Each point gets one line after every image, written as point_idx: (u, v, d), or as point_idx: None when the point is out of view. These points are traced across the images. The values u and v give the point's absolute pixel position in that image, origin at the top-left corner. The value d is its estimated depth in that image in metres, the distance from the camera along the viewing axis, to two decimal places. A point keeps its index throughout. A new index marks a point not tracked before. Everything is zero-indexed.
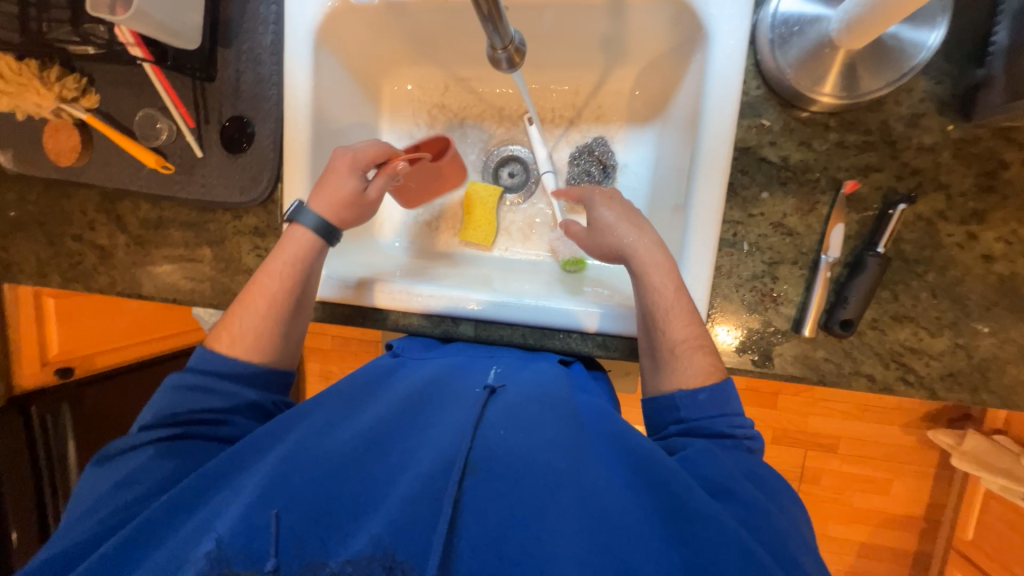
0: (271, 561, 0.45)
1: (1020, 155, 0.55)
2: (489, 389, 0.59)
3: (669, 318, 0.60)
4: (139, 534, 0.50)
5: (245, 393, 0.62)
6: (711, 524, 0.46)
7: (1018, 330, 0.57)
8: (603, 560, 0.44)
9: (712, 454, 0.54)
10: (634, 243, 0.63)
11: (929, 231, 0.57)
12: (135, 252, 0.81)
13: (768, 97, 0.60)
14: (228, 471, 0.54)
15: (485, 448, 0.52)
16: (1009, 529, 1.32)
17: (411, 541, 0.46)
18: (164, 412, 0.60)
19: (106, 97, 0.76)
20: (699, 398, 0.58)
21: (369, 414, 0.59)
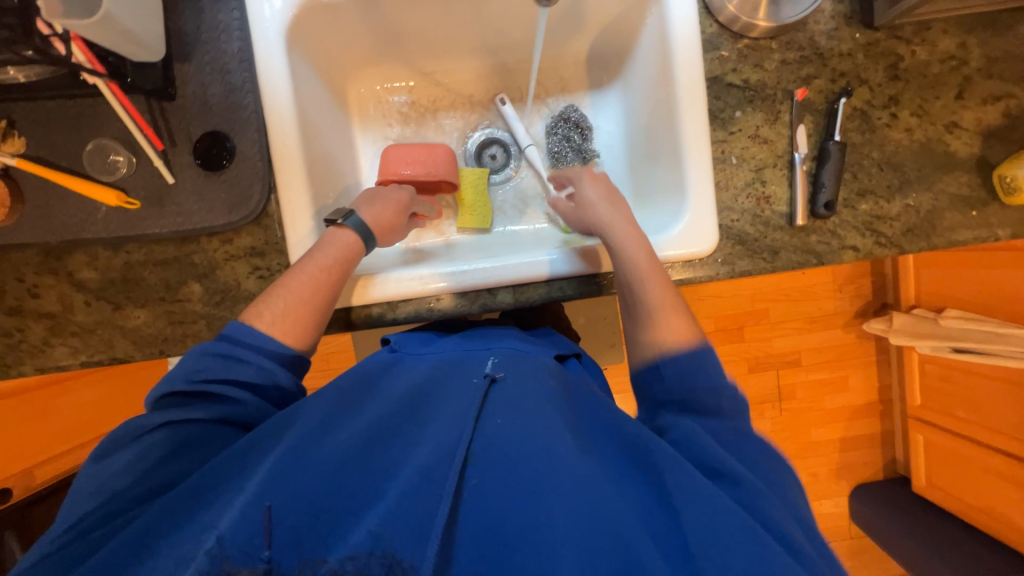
0: (265, 555, 0.42)
1: (909, 47, 0.71)
2: (489, 378, 0.56)
3: (646, 283, 0.65)
4: (148, 523, 0.47)
5: (277, 371, 0.60)
6: (722, 509, 0.45)
7: (944, 183, 0.72)
8: (608, 538, 0.43)
9: (701, 439, 0.52)
10: (609, 218, 0.69)
11: (864, 118, 0.71)
12: (98, 310, 0.70)
13: (721, 33, 0.72)
14: (212, 480, 0.50)
15: (486, 438, 0.50)
16: (946, 384, 1.58)
17: (409, 531, 0.43)
18: (194, 377, 0.57)
19: (33, 138, 0.65)
20: (679, 359, 0.59)
21: (368, 414, 0.54)
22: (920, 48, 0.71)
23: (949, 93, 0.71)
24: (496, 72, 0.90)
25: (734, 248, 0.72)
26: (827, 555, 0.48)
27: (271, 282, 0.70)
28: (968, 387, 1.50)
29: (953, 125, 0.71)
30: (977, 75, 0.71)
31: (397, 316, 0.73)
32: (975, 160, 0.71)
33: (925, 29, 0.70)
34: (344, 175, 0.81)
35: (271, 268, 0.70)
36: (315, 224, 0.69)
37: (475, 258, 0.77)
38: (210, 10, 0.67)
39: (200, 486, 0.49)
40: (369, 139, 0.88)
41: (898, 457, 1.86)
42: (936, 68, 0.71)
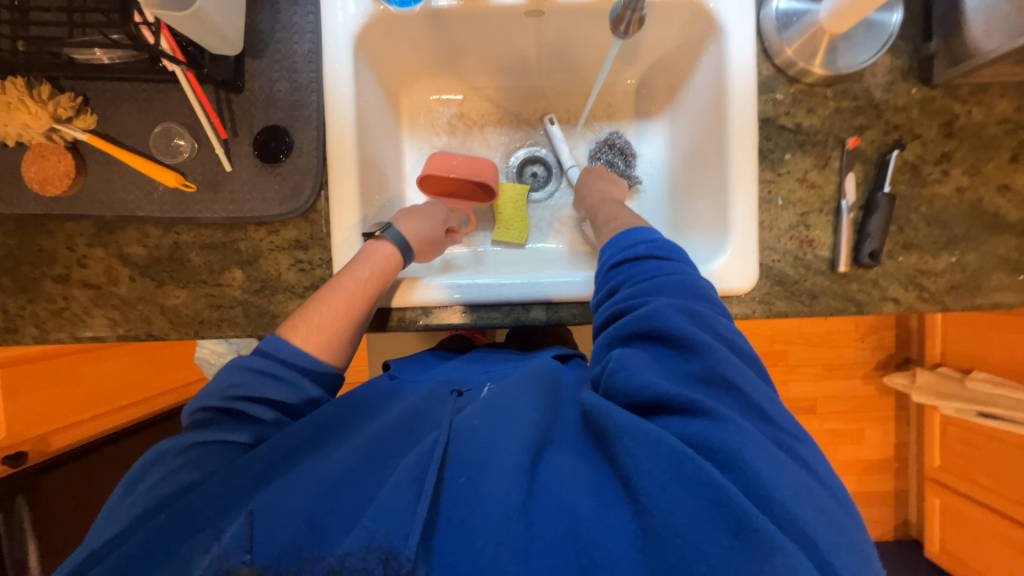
0: (248, 555, 0.45)
1: (965, 107, 0.71)
2: (457, 392, 0.60)
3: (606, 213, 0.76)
4: (145, 546, 0.46)
5: (310, 389, 0.60)
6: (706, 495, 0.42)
7: (992, 244, 0.71)
8: (577, 534, 0.43)
9: (637, 359, 0.53)
10: (591, 191, 0.82)
11: (915, 172, 0.71)
12: (142, 286, 0.72)
13: (777, 76, 0.73)
14: (214, 491, 0.49)
15: (462, 439, 0.50)
16: (969, 448, 1.54)
17: (388, 520, 0.44)
18: (229, 393, 0.57)
19: (104, 117, 0.68)
20: (623, 258, 0.64)
21: (360, 435, 0.54)
22: (976, 109, 0.71)
23: (1004, 156, 0.71)
24: (545, 94, 0.92)
25: (773, 288, 0.71)
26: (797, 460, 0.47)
27: (311, 276, 0.72)
28: (990, 454, 1.46)
29: (1005, 187, 0.70)
30: None
31: (428, 322, 0.74)
32: None
33: (983, 91, 0.71)
34: (389, 179, 0.83)
35: (312, 262, 0.72)
36: (360, 237, 0.70)
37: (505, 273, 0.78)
38: (286, 12, 0.70)
39: (201, 501, 0.49)
40: (416, 147, 0.90)
41: (910, 518, 1.80)
42: (991, 129, 0.71)
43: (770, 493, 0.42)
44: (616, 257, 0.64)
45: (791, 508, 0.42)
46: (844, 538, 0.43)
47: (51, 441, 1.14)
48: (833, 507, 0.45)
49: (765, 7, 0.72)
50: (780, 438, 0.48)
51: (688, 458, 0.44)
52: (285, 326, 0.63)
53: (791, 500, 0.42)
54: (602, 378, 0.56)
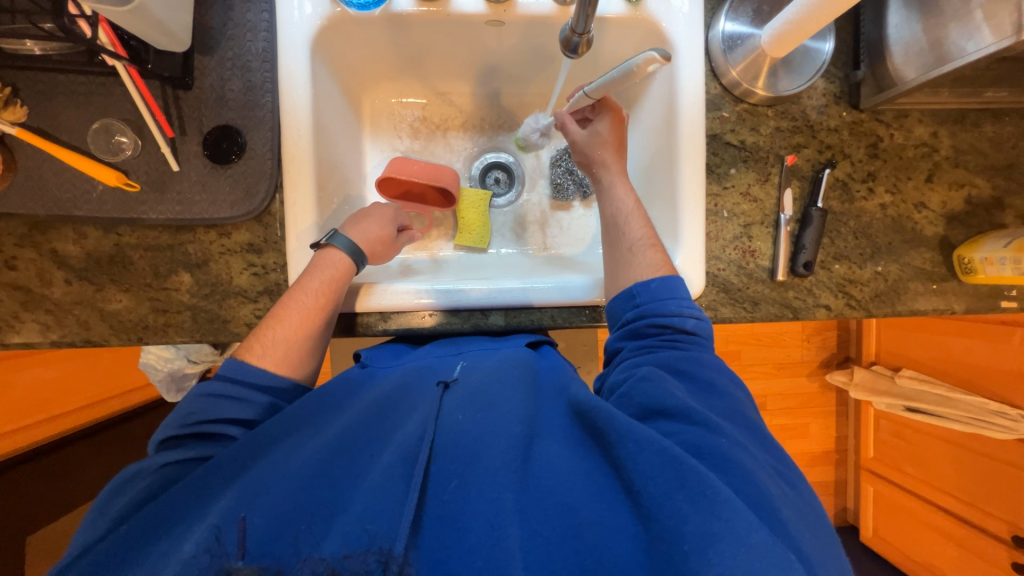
0: (239, 562, 0.44)
1: (888, 130, 0.77)
2: (442, 384, 0.60)
3: (630, 221, 0.70)
4: (108, 553, 0.46)
5: (257, 397, 0.59)
6: (701, 499, 0.44)
7: (909, 256, 0.78)
8: (573, 536, 0.45)
9: (661, 380, 0.55)
10: (610, 163, 0.75)
11: (845, 189, 0.77)
12: (79, 290, 0.68)
13: (723, 95, 0.77)
14: (192, 491, 0.50)
15: (446, 434, 0.53)
16: (899, 440, 1.67)
17: (381, 519, 0.46)
18: (186, 420, 0.56)
19: (36, 109, 0.64)
20: (652, 286, 0.63)
21: (331, 428, 0.56)
22: (897, 132, 0.77)
23: (921, 176, 0.78)
24: (507, 101, 0.93)
25: (718, 295, 0.76)
26: (787, 477, 0.50)
27: (264, 281, 0.70)
28: (917, 445, 1.61)
29: (922, 205, 0.78)
30: (945, 163, 0.78)
31: (388, 327, 0.74)
32: (938, 240, 0.78)
33: (903, 115, 0.77)
34: (349, 181, 0.82)
35: (266, 266, 0.70)
36: (310, 248, 0.69)
37: (468, 279, 0.78)
38: (238, 8, 0.68)
39: (166, 505, 0.49)
40: (377, 149, 0.90)
41: (848, 505, 1.93)
42: (910, 151, 0.78)
43: (769, 500, 0.45)
44: (647, 310, 0.62)
45: (782, 513, 0.45)
46: (828, 552, 0.46)
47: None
48: (802, 503, 0.48)
49: (713, 29, 0.76)
50: (778, 466, 0.51)
51: (692, 464, 0.46)
52: (242, 347, 0.62)
53: (776, 497, 0.46)
54: (623, 395, 0.57)
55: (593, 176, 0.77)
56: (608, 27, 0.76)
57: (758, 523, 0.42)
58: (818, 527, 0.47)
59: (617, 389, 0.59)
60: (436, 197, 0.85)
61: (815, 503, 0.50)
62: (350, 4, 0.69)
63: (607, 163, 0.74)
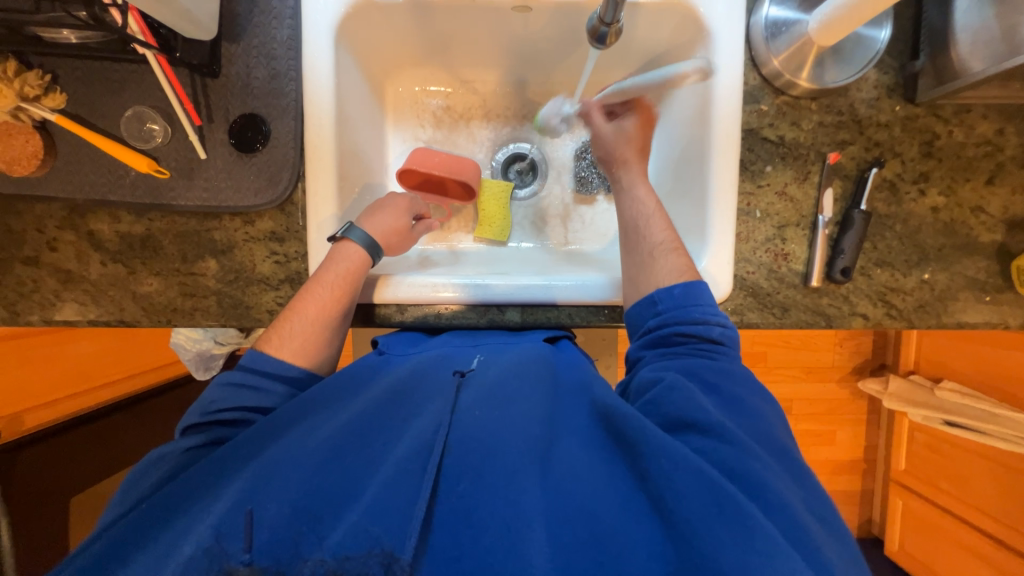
0: (245, 556, 0.44)
1: (947, 127, 0.71)
2: (459, 375, 0.60)
3: (650, 225, 0.67)
4: (122, 536, 0.47)
5: (274, 387, 0.61)
6: (726, 518, 0.43)
7: (961, 264, 0.72)
8: (591, 544, 0.44)
9: (687, 391, 0.53)
10: (632, 168, 0.71)
11: (893, 191, 0.71)
12: (113, 271, 0.71)
13: (763, 87, 0.72)
14: (212, 476, 0.51)
15: (460, 429, 0.53)
16: (934, 454, 1.59)
17: (391, 517, 0.46)
18: (208, 408, 0.59)
19: (74, 96, 0.66)
20: (674, 293, 0.61)
21: (347, 413, 0.56)
22: (957, 129, 0.71)
23: (980, 178, 0.71)
24: (533, 89, 0.90)
25: (746, 299, 0.73)
26: (816, 502, 0.48)
27: (286, 269, 0.71)
28: (954, 460, 1.52)
29: (979, 209, 0.71)
30: (1010, 164, 0.71)
31: (405, 319, 0.74)
32: (996, 248, 0.71)
33: (965, 111, 0.71)
34: (371, 170, 0.82)
35: (288, 255, 0.71)
36: (328, 240, 0.69)
37: (485, 273, 0.78)
38: None
39: (182, 489, 0.50)
40: (400, 138, 0.89)
41: (874, 516, 1.87)
42: (971, 150, 0.71)
43: (801, 527, 0.43)
44: (669, 319, 0.60)
45: (815, 541, 0.43)
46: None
47: (28, 417, 1.13)
48: (830, 528, 0.46)
49: (755, 14, 0.71)
50: (808, 492, 0.48)
51: (727, 488, 0.44)
52: (263, 338, 0.63)
53: (806, 523, 0.44)
54: (650, 402, 0.55)
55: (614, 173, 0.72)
56: (640, 14, 0.72)
57: (792, 554, 0.41)
58: (846, 555, 0.45)
59: (643, 394, 0.57)
60: (456, 185, 0.84)
61: (842, 529, 0.48)
62: None
63: (627, 162, 0.71)
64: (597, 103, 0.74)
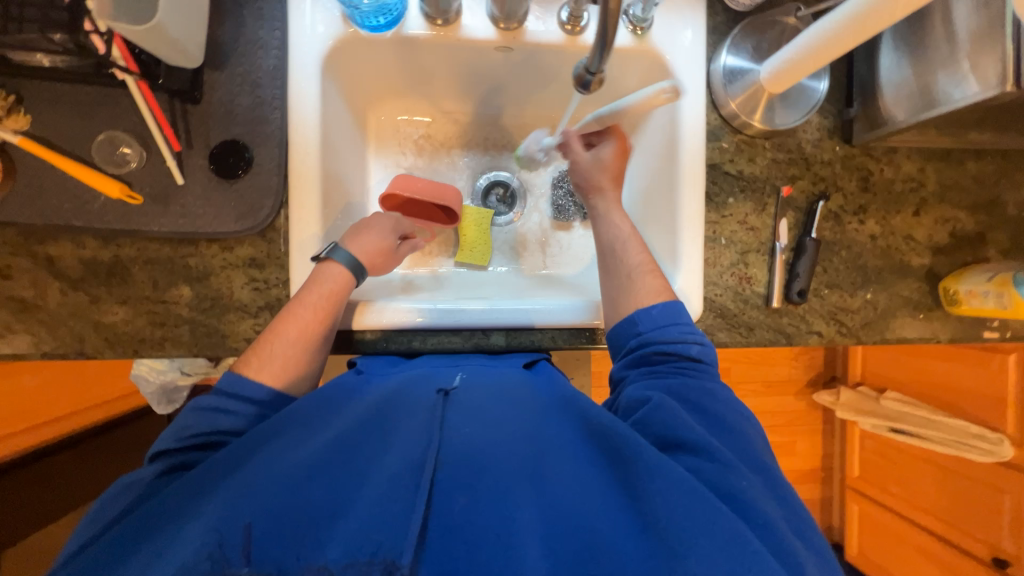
0: (244, 569, 0.43)
1: (879, 165, 0.80)
2: (443, 393, 0.59)
3: (627, 246, 0.72)
4: (99, 558, 0.46)
5: (246, 408, 0.59)
6: (714, 529, 0.45)
7: (897, 285, 0.80)
8: (584, 548, 0.46)
9: (674, 410, 0.56)
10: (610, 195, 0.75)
11: (837, 220, 0.80)
12: (74, 301, 0.67)
13: (723, 126, 0.80)
14: (190, 500, 0.49)
15: (450, 443, 0.53)
16: (882, 459, 1.71)
17: (387, 534, 0.45)
18: (184, 433, 0.57)
19: (39, 118, 0.64)
20: (653, 312, 0.65)
21: (331, 429, 0.55)
22: (887, 167, 0.81)
23: (908, 210, 0.81)
24: (511, 122, 0.94)
25: (715, 319, 0.78)
26: (784, 498, 0.52)
27: (266, 296, 0.70)
28: (900, 464, 1.64)
29: (909, 237, 0.81)
30: (931, 198, 0.81)
31: (389, 344, 0.74)
32: (924, 270, 0.81)
33: (893, 151, 0.81)
34: (354, 196, 0.83)
35: (268, 281, 0.70)
36: (312, 261, 0.68)
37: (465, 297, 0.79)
38: (250, 25, 0.69)
39: (159, 511, 0.48)
40: (381, 165, 0.90)
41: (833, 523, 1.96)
42: (899, 186, 0.81)
43: (782, 539, 0.47)
44: (652, 338, 0.63)
45: (782, 533, 0.47)
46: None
47: None
48: (806, 537, 0.50)
49: (715, 62, 0.78)
50: (786, 504, 0.52)
51: (715, 503, 0.47)
52: (241, 361, 0.62)
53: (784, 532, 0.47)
54: (639, 421, 0.57)
55: (593, 200, 0.76)
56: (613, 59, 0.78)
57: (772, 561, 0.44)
58: (818, 556, 0.49)
59: (633, 414, 0.59)
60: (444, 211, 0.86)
61: (808, 520, 0.52)
62: (363, 26, 0.70)
63: (603, 190, 0.75)
64: (575, 133, 0.78)
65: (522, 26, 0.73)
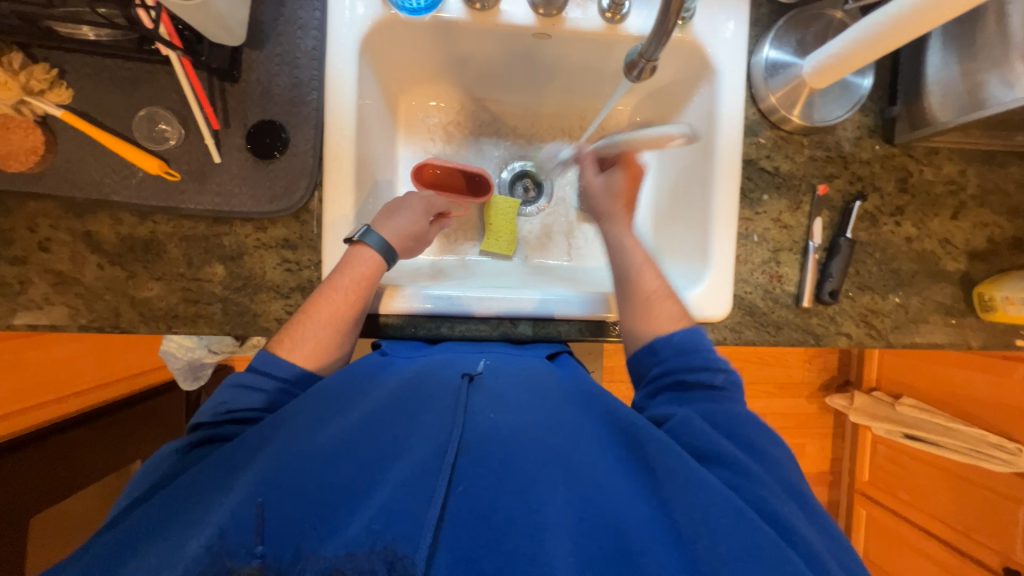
0: (258, 549, 0.43)
1: (919, 166, 0.79)
2: (468, 377, 0.60)
3: (641, 271, 0.70)
4: (131, 534, 0.46)
5: (266, 384, 0.59)
6: (745, 537, 0.45)
7: (930, 290, 0.79)
8: (607, 544, 0.46)
9: (701, 428, 0.55)
10: (621, 223, 0.74)
11: (873, 221, 0.78)
12: (111, 275, 0.68)
13: (761, 121, 0.78)
14: (219, 479, 0.50)
15: (474, 428, 0.54)
16: (893, 465, 1.70)
17: (406, 520, 0.44)
18: (219, 409, 0.58)
19: (81, 92, 0.64)
20: (675, 339, 0.63)
21: (358, 411, 0.55)
22: (928, 168, 0.79)
23: (946, 213, 0.79)
24: (542, 112, 0.93)
25: (743, 317, 0.77)
26: (812, 514, 0.52)
27: (297, 277, 0.70)
28: (912, 472, 1.63)
29: (946, 241, 0.79)
30: (971, 201, 0.79)
31: (417, 330, 0.74)
32: (960, 275, 0.79)
33: (934, 152, 0.79)
34: (384, 181, 0.83)
35: (300, 263, 0.70)
36: (345, 243, 0.69)
37: (492, 286, 0.79)
38: (290, 5, 0.69)
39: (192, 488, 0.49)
40: (410, 151, 0.90)
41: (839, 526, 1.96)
42: (939, 188, 0.79)
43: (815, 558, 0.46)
44: (672, 366, 0.62)
45: (817, 555, 0.46)
46: None
47: None
48: (842, 559, 0.49)
49: (756, 55, 0.77)
50: (819, 525, 0.51)
51: (751, 518, 0.46)
52: (276, 343, 0.62)
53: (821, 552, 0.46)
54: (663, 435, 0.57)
55: (603, 226, 0.76)
56: None
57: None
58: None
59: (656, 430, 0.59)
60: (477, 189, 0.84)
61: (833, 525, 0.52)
62: (403, 9, 0.70)
63: (614, 214, 0.74)
64: (590, 155, 0.80)
65: (561, 13, 0.72)
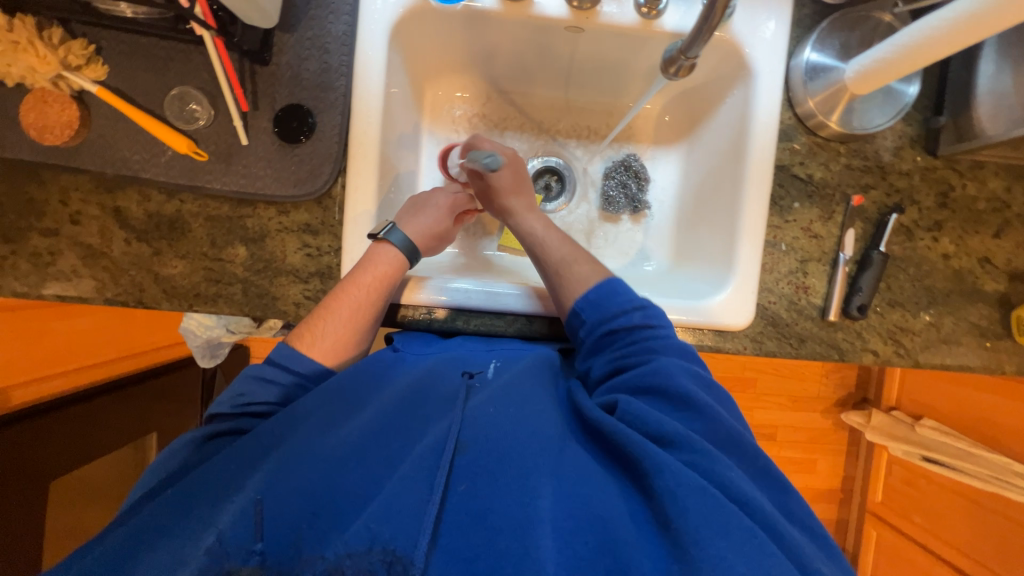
0: (258, 544, 0.43)
1: (962, 181, 0.75)
2: (468, 377, 0.60)
3: (551, 246, 0.71)
4: (145, 524, 0.46)
5: (283, 376, 0.60)
6: (738, 543, 0.42)
7: (965, 310, 0.76)
8: (602, 550, 0.44)
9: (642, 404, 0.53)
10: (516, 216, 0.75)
11: (908, 235, 0.75)
12: (137, 251, 0.69)
13: (797, 126, 0.76)
14: (223, 472, 0.50)
15: (471, 425, 0.52)
16: (909, 488, 1.65)
17: (403, 523, 0.44)
18: (236, 401, 0.59)
19: (116, 69, 0.65)
20: (590, 297, 0.64)
21: (363, 412, 0.55)
22: (971, 183, 0.75)
23: (988, 231, 0.75)
24: (568, 108, 0.92)
25: (766, 328, 0.75)
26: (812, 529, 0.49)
27: (317, 262, 0.70)
28: (928, 496, 1.58)
29: (986, 260, 0.75)
30: (1016, 220, 0.76)
31: (433, 322, 0.74)
32: (998, 296, 0.76)
33: (978, 167, 0.75)
34: (407, 171, 0.82)
35: (321, 249, 0.70)
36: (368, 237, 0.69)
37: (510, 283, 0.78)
38: None
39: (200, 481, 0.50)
40: (434, 142, 0.89)
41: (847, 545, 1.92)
42: (982, 204, 0.76)
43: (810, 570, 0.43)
44: (596, 325, 0.63)
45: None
46: None
47: None
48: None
49: (796, 58, 0.74)
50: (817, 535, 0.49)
51: (735, 514, 0.44)
52: (295, 334, 0.63)
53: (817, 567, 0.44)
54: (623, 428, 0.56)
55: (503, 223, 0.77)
56: None
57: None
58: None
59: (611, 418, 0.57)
60: None
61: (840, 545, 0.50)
62: None
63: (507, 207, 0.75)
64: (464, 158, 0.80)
65: (596, 6, 0.70)
